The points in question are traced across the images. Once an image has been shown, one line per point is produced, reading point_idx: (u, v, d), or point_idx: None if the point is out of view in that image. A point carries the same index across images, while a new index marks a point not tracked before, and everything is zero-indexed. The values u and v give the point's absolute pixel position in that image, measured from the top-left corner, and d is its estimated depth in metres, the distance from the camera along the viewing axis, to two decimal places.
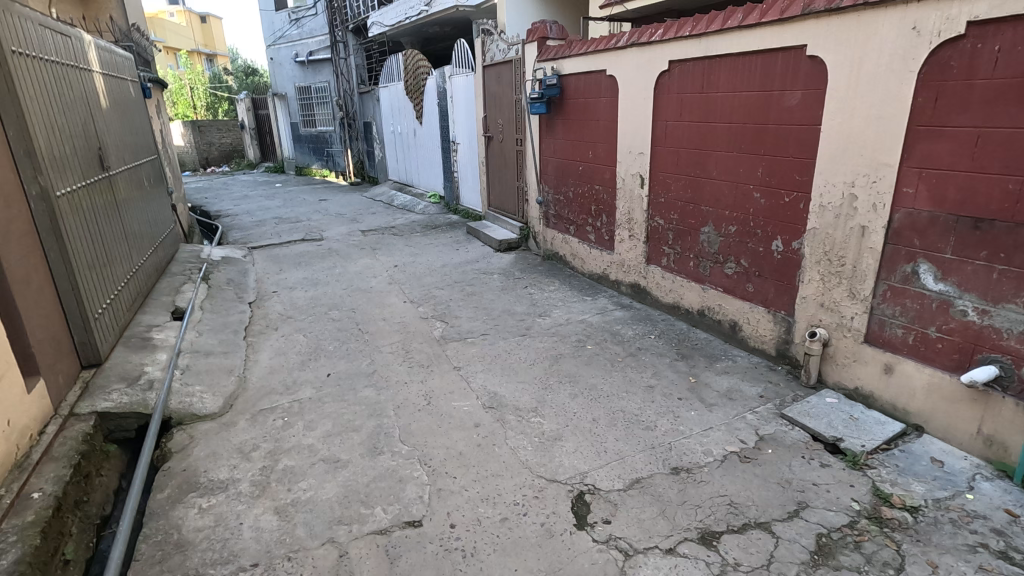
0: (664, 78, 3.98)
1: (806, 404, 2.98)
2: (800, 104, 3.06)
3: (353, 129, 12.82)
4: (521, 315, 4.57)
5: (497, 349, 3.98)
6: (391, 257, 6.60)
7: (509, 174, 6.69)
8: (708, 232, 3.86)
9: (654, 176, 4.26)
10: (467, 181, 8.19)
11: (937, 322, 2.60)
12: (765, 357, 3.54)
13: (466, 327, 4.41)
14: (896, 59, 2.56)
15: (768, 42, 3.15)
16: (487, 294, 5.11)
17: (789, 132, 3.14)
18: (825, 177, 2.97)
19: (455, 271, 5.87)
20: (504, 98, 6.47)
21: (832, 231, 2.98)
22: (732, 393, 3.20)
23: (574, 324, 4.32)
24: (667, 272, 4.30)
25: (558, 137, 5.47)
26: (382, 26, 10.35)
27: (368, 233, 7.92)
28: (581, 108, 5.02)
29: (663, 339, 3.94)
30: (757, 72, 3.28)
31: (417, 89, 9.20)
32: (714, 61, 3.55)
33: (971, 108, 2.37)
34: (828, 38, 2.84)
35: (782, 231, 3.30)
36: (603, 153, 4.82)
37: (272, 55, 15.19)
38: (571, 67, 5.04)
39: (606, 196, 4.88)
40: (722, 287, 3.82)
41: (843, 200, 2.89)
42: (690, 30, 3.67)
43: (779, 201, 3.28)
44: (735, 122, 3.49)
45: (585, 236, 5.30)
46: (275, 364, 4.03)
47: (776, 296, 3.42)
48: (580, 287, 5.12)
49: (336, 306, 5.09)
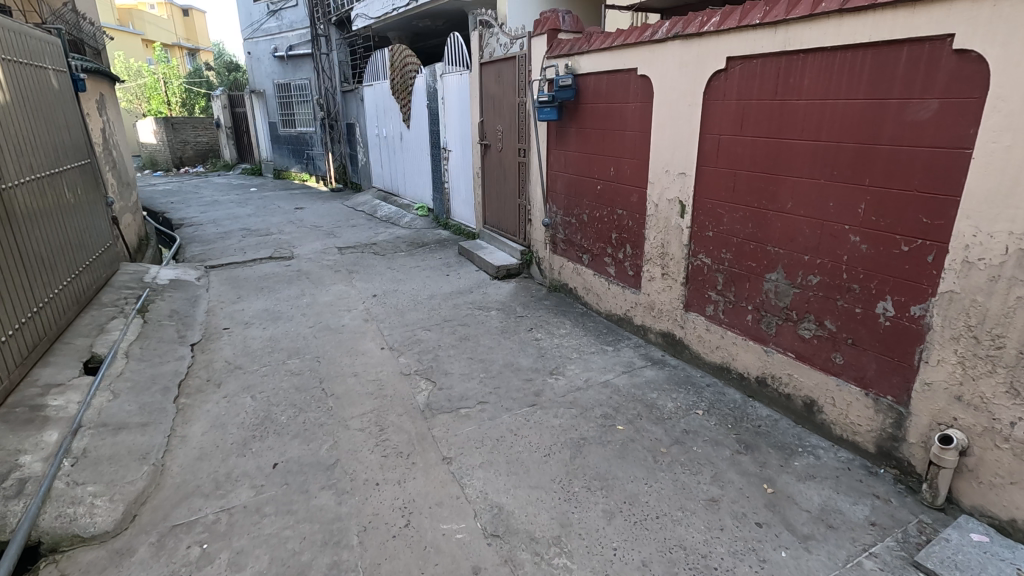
0: (718, 79, 3.10)
1: (946, 544, 2.10)
2: (934, 118, 2.19)
3: (336, 130, 11.85)
4: (528, 373, 3.64)
5: (499, 427, 3.05)
6: (371, 283, 5.65)
7: (509, 187, 5.77)
8: (775, 280, 2.97)
9: (700, 204, 3.37)
10: (459, 193, 7.27)
11: None
12: (858, 454, 2.67)
13: (459, 390, 3.47)
14: None
15: (888, 31, 2.28)
16: (484, 340, 4.17)
17: (913, 157, 2.27)
18: (977, 223, 2.09)
19: (445, 304, 4.94)
20: (504, 100, 5.56)
21: (983, 300, 2.11)
22: (830, 516, 2.31)
23: (597, 389, 3.40)
24: (712, 323, 3.41)
25: (571, 148, 4.56)
26: (368, 19, 9.39)
27: (345, 250, 6.95)
28: (601, 114, 4.12)
29: (714, 417, 3.04)
30: (865, 73, 2.41)
31: (405, 89, 8.24)
32: (797, 58, 2.67)
33: None
34: (994, 23, 1.96)
35: (894, 290, 2.42)
36: (630, 170, 3.92)
37: (249, 49, 14.12)
38: (590, 65, 4.14)
39: (631, 223, 4.00)
40: (793, 353, 2.94)
41: (1007, 257, 2.02)
42: (762, 16, 2.78)
43: (891, 249, 2.41)
44: (823, 140, 2.62)
45: (603, 268, 4.40)
46: (207, 443, 3.05)
47: (879, 376, 2.54)
48: (596, 332, 4.21)
49: (298, 352, 4.13)
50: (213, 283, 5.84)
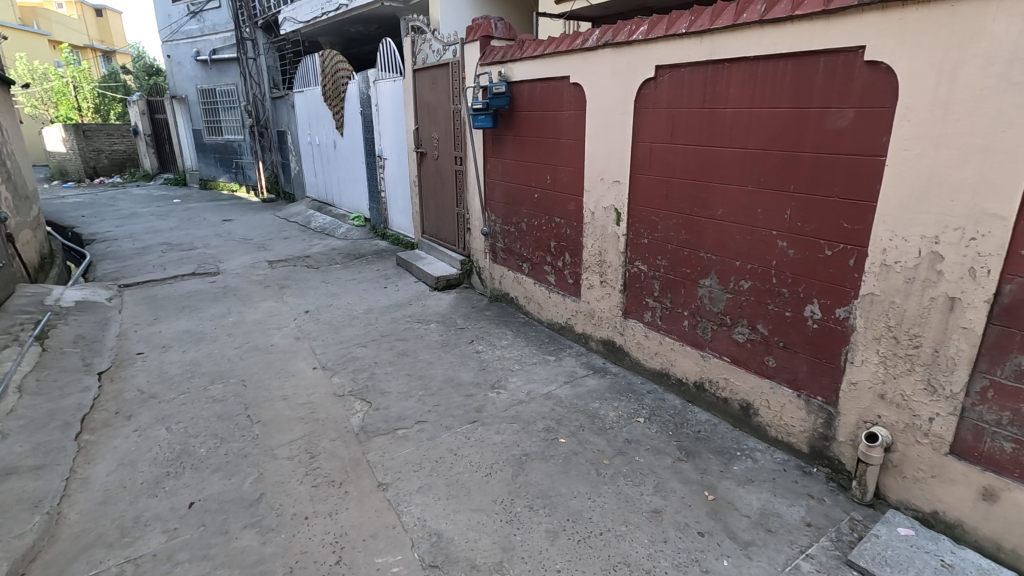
0: (649, 88, 3.12)
1: (877, 541, 2.15)
2: (851, 127, 2.27)
3: (266, 138, 11.34)
4: (469, 388, 3.53)
5: (438, 447, 2.92)
6: (303, 298, 5.37)
7: (447, 195, 5.65)
8: (709, 285, 3.01)
9: (634, 211, 3.38)
10: (397, 202, 7.08)
11: None
12: (792, 454, 2.72)
13: (397, 409, 3.32)
14: (1015, 66, 1.80)
15: (805, 43, 2.34)
16: (423, 355, 4.02)
17: (833, 164, 2.35)
18: (892, 228, 2.18)
19: (382, 319, 4.75)
20: (439, 107, 5.44)
21: (900, 301, 2.20)
22: (769, 520, 2.33)
23: (539, 402, 3.33)
24: (650, 329, 3.42)
25: (508, 157, 4.51)
26: (296, 23, 9.04)
27: (276, 264, 6.61)
28: (536, 122, 4.09)
29: (655, 425, 3.03)
30: (786, 83, 2.47)
31: (337, 95, 7.97)
32: (722, 68, 2.72)
33: None
34: (902, 37, 2.05)
35: (820, 293, 2.49)
36: (566, 178, 3.91)
37: (168, 52, 13.31)
38: (524, 72, 4.09)
39: (568, 231, 3.98)
40: (729, 357, 2.98)
41: (921, 260, 2.11)
42: (688, 25, 2.82)
43: (817, 254, 2.47)
44: (750, 147, 2.67)
45: (543, 277, 4.36)
46: (112, 484, 2.75)
47: (810, 377, 2.60)
48: (538, 342, 4.16)
49: (221, 376, 3.84)
50: (127, 304, 5.39)
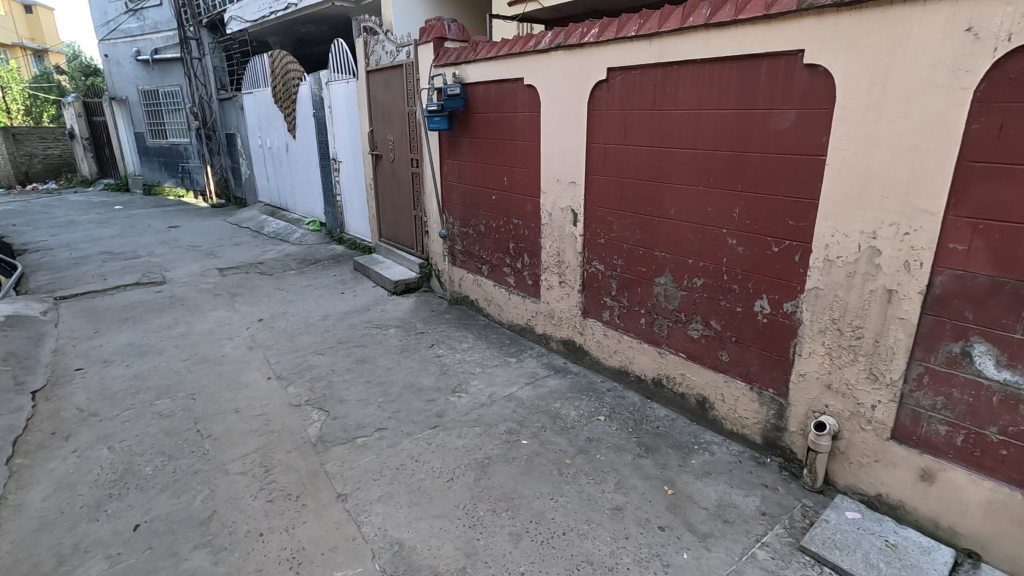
0: (601, 90, 3.16)
1: (826, 526, 2.23)
2: (794, 127, 2.35)
3: (214, 141, 10.94)
4: (430, 393, 3.48)
5: (399, 455, 2.87)
6: (256, 306, 5.20)
7: (404, 198, 5.58)
8: (664, 283, 3.07)
9: (591, 212, 3.42)
10: (353, 206, 6.94)
11: (1001, 422, 1.96)
12: (747, 446, 2.80)
13: (355, 417, 3.25)
14: (940, 70, 1.90)
15: (748, 46, 2.42)
16: (382, 361, 3.95)
17: (777, 163, 2.43)
18: (834, 224, 2.27)
19: (339, 325, 4.65)
20: (394, 109, 5.37)
21: (842, 294, 2.29)
22: (726, 511, 2.39)
23: (501, 404, 3.32)
24: (609, 328, 3.47)
25: (464, 159, 4.48)
26: (243, 22, 8.76)
27: (227, 272, 6.37)
28: (492, 124, 4.08)
29: (615, 423, 3.07)
30: (732, 85, 2.54)
31: (288, 97, 7.76)
32: (671, 70, 2.78)
33: None
34: (838, 41, 2.14)
35: (769, 289, 2.57)
36: (522, 180, 3.92)
37: (105, 51, 12.66)
38: (478, 74, 4.08)
39: (526, 233, 3.99)
40: (685, 353, 3.04)
41: (860, 254, 2.21)
42: (637, 28, 2.87)
43: (764, 251, 2.55)
44: (700, 148, 2.73)
45: (502, 279, 4.36)
46: (48, 510, 2.58)
47: (762, 370, 2.69)
48: (499, 344, 4.15)
49: (168, 390, 3.67)
50: (64, 317, 5.09)
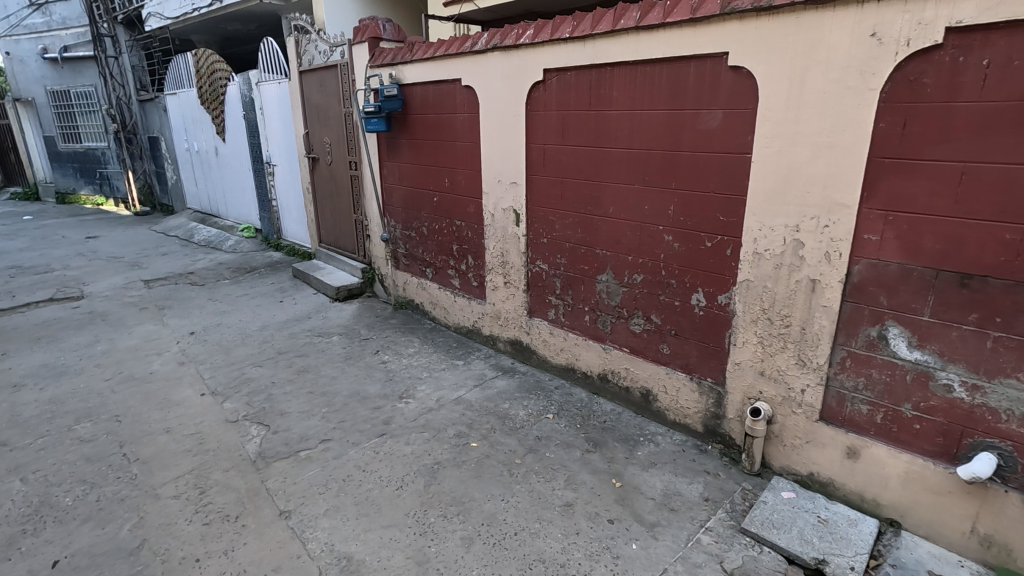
0: (538, 90, 3.19)
1: (764, 507, 2.34)
2: (721, 127, 2.45)
3: (135, 145, 10.28)
4: (376, 400, 3.41)
5: (345, 466, 2.79)
6: (187, 319, 4.92)
7: (343, 202, 5.43)
8: (606, 280, 3.13)
9: (533, 212, 3.45)
10: (290, 211, 6.70)
11: (914, 399, 2.12)
12: (689, 434, 2.90)
13: (298, 430, 3.13)
14: (851, 73, 2.03)
15: (677, 49, 2.50)
16: (325, 370, 3.83)
17: (708, 161, 2.52)
18: (761, 219, 2.38)
19: (279, 335, 4.47)
20: (330, 110, 5.22)
21: (771, 285, 2.41)
22: (672, 500, 2.46)
23: (449, 408, 3.28)
24: (554, 327, 3.51)
25: (404, 161, 4.41)
26: (163, 19, 8.28)
27: (153, 283, 6.00)
28: (431, 125, 4.04)
29: (563, 420, 3.10)
30: (663, 86, 2.62)
31: (216, 98, 7.40)
32: (605, 71, 2.83)
33: (953, 137, 1.88)
34: (759, 44, 2.25)
35: (704, 283, 2.67)
36: (464, 181, 3.89)
37: (6, 48, 11.64)
38: (415, 75, 4.03)
39: (470, 234, 3.97)
40: (628, 348, 3.12)
41: (786, 246, 2.33)
42: (571, 30, 2.91)
43: (698, 246, 2.65)
44: (635, 147, 2.80)
45: (447, 281, 4.32)
46: None
47: (700, 361, 2.78)
48: (446, 347, 4.11)
49: (90, 413, 3.41)
50: None
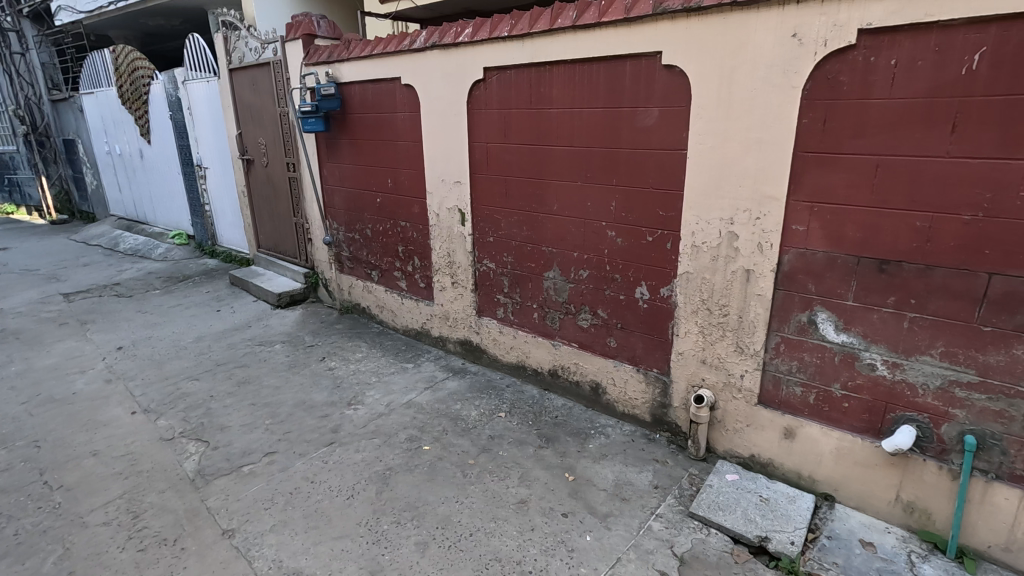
0: (479, 89, 3.18)
1: (710, 491, 2.42)
2: (657, 124, 2.52)
3: (48, 148, 9.53)
4: (323, 409, 3.30)
5: (291, 478, 2.69)
6: (114, 333, 4.61)
7: (281, 205, 5.24)
8: (553, 277, 3.16)
9: (478, 211, 3.43)
10: (224, 215, 6.40)
11: (842, 378, 2.25)
12: (638, 425, 2.97)
13: (240, 444, 2.99)
14: (775, 71, 2.13)
15: (613, 48, 2.55)
16: (268, 381, 3.68)
17: (646, 158, 2.59)
18: (698, 212, 2.46)
19: (217, 346, 4.26)
20: (264, 109, 5.02)
21: (709, 276, 2.50)
22: (623, 490, 2.51)
23: (400, 412, 3.22)
24: (503, 325, 3.51)
25: (344, 161, 4.30)
26: (75, 13, 7.72)
27: (74, 297, 5.58)
28: (371, 124, 3.95)
29: (515, 417, 3.11)
30: (601, 84, 2.67)
31: (138, 98, 6.98)
32: (544, 70, 2.86)
33: (868, 132, 2.01)
34: (690, 43, 2.32)
35: (646, 276, 2.74)
36: (407, 181, 3.83)
37: None
38: (353, 73, 3.93)
39: (415, 235, 3.91)
40: (577, 343, 3.16)
41: (721, 239, 2.42)
42: (510, 29, 2.91)
43: (640, 241, 2.71)
44: (576, 145, 2.84)
45: (394, 283, 4.24)
46: None
47: (646, 352, 2.86)
48: (395, 350, 4.04)
49: (4, 440, 3.14)
50: None
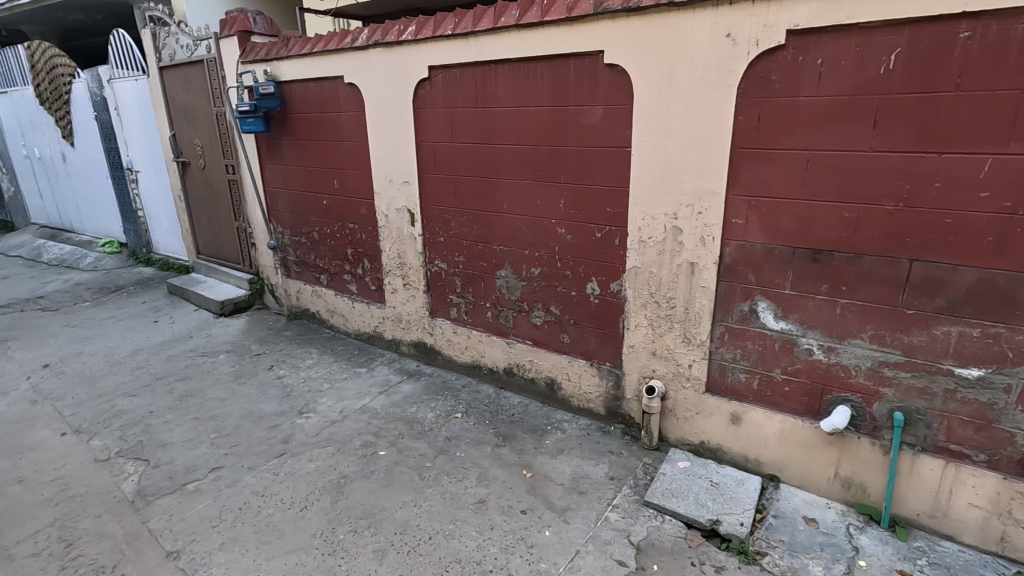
0: (424, 88, 3.14)
1: (663, 479, 2.49)
2: (602, 122, 2.56)
3: None
4: (273, 419, 3.19)
5: (240, 493, 2.59)
6: (39, 350, 4.30)
7: (221, 209, 5.02)
8: (505, 275, 3.17)
9: (428, 211, 3.40)
10: (160, 221, 6.08)
11: (782, 364, 2.35)
12: (593, 418, 3.02)
13: (183, 461, 2.85)
14: (712, 70, 2.21)
15: (556, 46, 2.57)
16: (212, 393, 3.52)
17: (593, 155, 2.63)
18: (643, 208, 2.52)
19: (155, 359, 4.05)
20: (199, 109, 4.79)
21: (656, 270, 2.56)
22: (580, 483, 2.54)
23: (354, 418, 3.15)
24: (457, 325, 3.49)
25: (287, 162, 4.16)
26: None
27: None
28: (314, 124, 3.84)
29: (472, 417, 3.10)
30: (546, 83, 2.69)
31: (59, 97, 6.53)
32: (489, 68, 2.85)
33: (799, 128, 2.10)
34: (630, 43, 2.37)
35: (597, 272, 2.78)
36: (353, 181, 3.75)
37: None
38: (293, 72, 3.80)
39: (364, 236, 3.83)
40: (531, 340, 3.18)
41: (666, 234, 2.49)
42: (453, 27, 2.89)
43: (589, 237, 2.75)
44: (524, 143, 2.85)
45: (343, 287, 4.14)
46: None
47: (599, 347, 2.90)
48: (347, 356, 3.94)
49: None
50: None
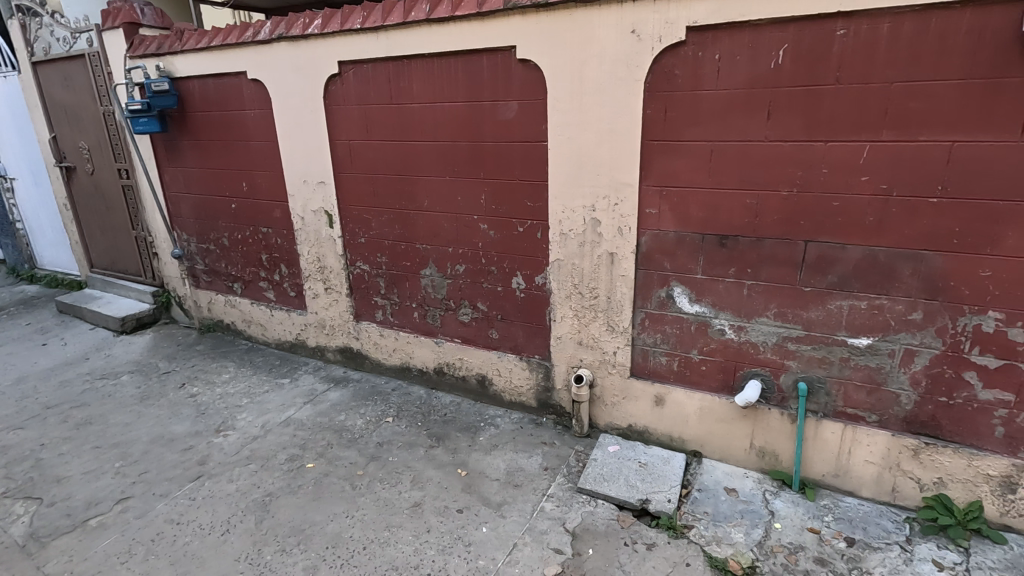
0: (335, 84, 3.03)
1: (594, 465, 2.55)
2: (518, 117, 2.58)
3: None
4: (187, 440, 2.98)
5: (152, 523, 2.39)
6: None
7: (116, 217, 4.61)
8: (430, 274, 3.12)
9: (346, 212, 3.28)
10: (44, 233, 5.49)
11: (698, 345, 2.48)
12: (525, 411, 3.04)
13: (83, 495, 2.60)
14: (620, 65, 2.27)
15: (468, 42, 2.55)
16: (116, 418, 3.23)
17: (510, 150, 2.64)
18: (563, 202, 2.56)
19: (45, 385, 3.66)
20: (82, 108, 4.36)
21: (578, 262, 2.62)
22: (515, 476, 2.56)
23: (278, 432, 3.00)
24: (383, 327, 3.40)
25: (188, 165, 3.88)
26: None
27: None
28: (216, 123, 3.60)
29: (404, 420, 3.04)
30: (460, 79, 2.66)
31: None
32: (402, 64, 2.79)
33: (702, 121, 2.21)
34: (541, 38, 2.39)
35: (521, 266, 2.80)
36: (263, 183, 3.55)
37: None
38: (189, 67, 3.54)
39: (278, 240, 3.65)
40: (460, 338, 3.16)
41: (586, 226, 2.54)
42: (362, 21, 2.80)
43: (512, 232, 2.77)
44: (441, 140, 2.81)
45: (260, 294, 3.93)
46: None
47: (527, 340, 2.93)
48: (267, 367, 3.75)
49: None
50: None
